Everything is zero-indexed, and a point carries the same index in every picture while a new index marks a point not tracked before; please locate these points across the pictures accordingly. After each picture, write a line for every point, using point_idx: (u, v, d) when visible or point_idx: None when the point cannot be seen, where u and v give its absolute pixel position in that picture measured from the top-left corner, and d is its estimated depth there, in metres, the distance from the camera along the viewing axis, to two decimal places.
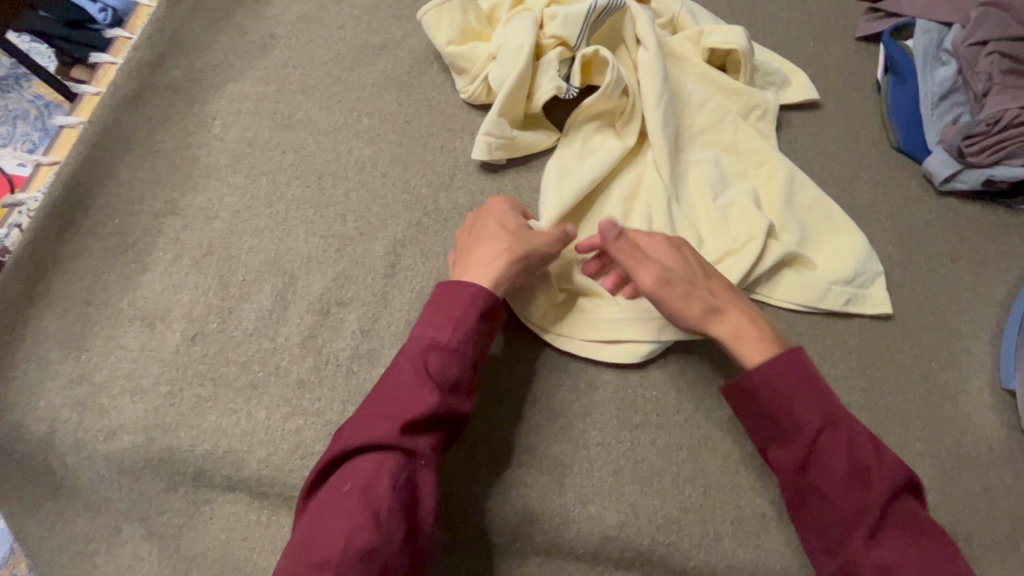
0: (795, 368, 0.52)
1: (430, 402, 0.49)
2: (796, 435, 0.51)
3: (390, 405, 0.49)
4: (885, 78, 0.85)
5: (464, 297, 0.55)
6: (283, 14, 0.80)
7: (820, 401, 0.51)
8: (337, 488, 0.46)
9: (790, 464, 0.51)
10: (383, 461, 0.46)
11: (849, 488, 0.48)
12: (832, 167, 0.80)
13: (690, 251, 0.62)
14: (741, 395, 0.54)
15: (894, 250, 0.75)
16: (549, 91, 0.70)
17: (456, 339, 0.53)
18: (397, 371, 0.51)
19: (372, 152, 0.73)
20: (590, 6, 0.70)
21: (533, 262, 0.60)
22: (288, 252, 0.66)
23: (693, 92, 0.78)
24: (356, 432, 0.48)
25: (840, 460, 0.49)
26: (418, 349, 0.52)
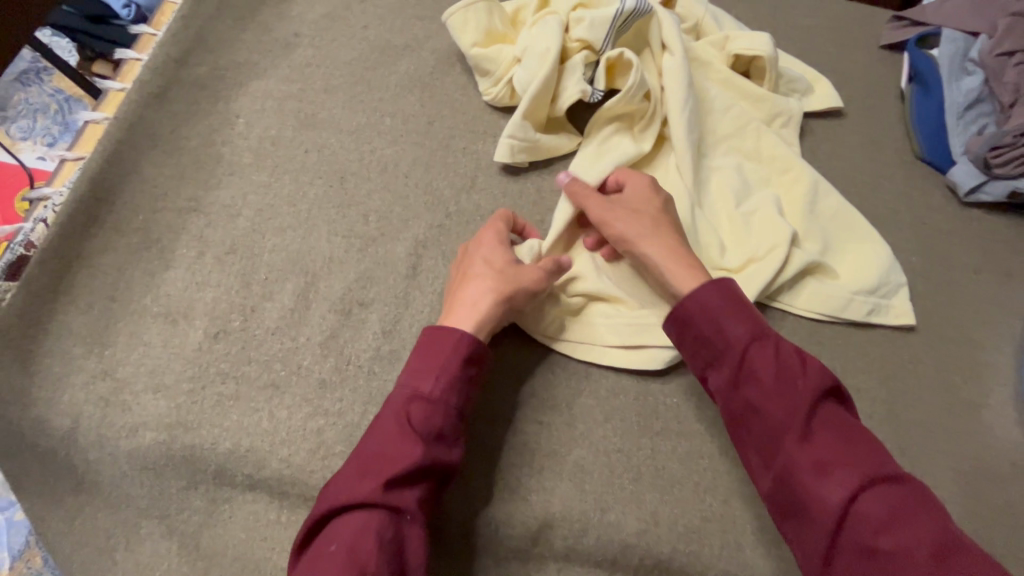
0: (725, 290, 0.58)
1: (413, 456, 0.50)
2: (727, 353, 0.55)
3: (375, 460, 0.50)
4: (909, 87, 0.85)
5: (447, 346, 0.55)
6: (307, 13, 0.80)
7: (748, 320, 0.56)
8: (325, 547, 0.47)
9: (725, 383, 0.55)
10: (369, 518, 0.47)
11: (776, 395, 0.52)
12: (855, 176, 0.80)
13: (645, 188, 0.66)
14: (682, 322, 0.58)
15: (917, 260, 0.75)
16: (574, 94, 0.70)
17: (439, 388, 0.54)
18: (382, 424, 0.52)
19: (394, 152, 0.73)
20: (617, 11, 0.70)
21: (519, 300, 0.60)
22: (310, 251, 0.66)
23: (717, 98, 0.77)
24: (342, 489, 0.49)
25: (768, 370, 0.53)
26: (402, 400, 0.53)
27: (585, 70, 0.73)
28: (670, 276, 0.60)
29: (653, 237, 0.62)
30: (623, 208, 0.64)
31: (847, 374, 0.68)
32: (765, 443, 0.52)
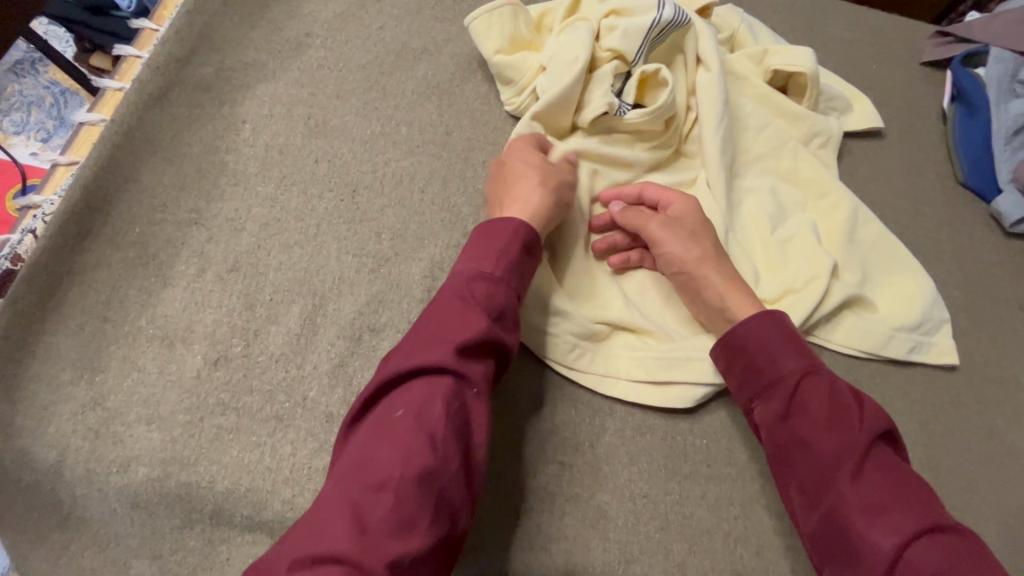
0: (782, 320, 0.54)
1: (479, 330, 0.47)
2: (778, 384, 0.52)
3: (437, 331, 0.47)
4: (952, 107, 0.81)
5: (504, 232, 0.54)
6: (320, 12, 0.75)
7: (803, 351, 0.53)
8: (388, 412, 0.43)
9: (773, 414, 0.51)
10: (437, 383, 0.44)
11: (831, 432, 0.48)
12: (894, 201, 0.76)
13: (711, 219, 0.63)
14: (731, 349, 0.55)
15: (959, 294, 0.71)
16: (599, 107, 0.64)
17: (501, 271, 0.51)
18: (441, 303, 0.49)
19: (410, 164, 0.68)
20: (653, 21, 0.65)
21: (564, 192, 0.60)
22: (319, 271, 0.61)
23: (753, 115, 0.73)
24: (402, 359, 0.46)
25: (823, 406, 0.49)
26: (461, 281, 0.50)
27: (615, 81, 0.67)
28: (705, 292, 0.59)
29: (715, 262, 0.59)
30: (681, 228, 0.61)
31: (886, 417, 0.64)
32: (811, 481, 0.48)
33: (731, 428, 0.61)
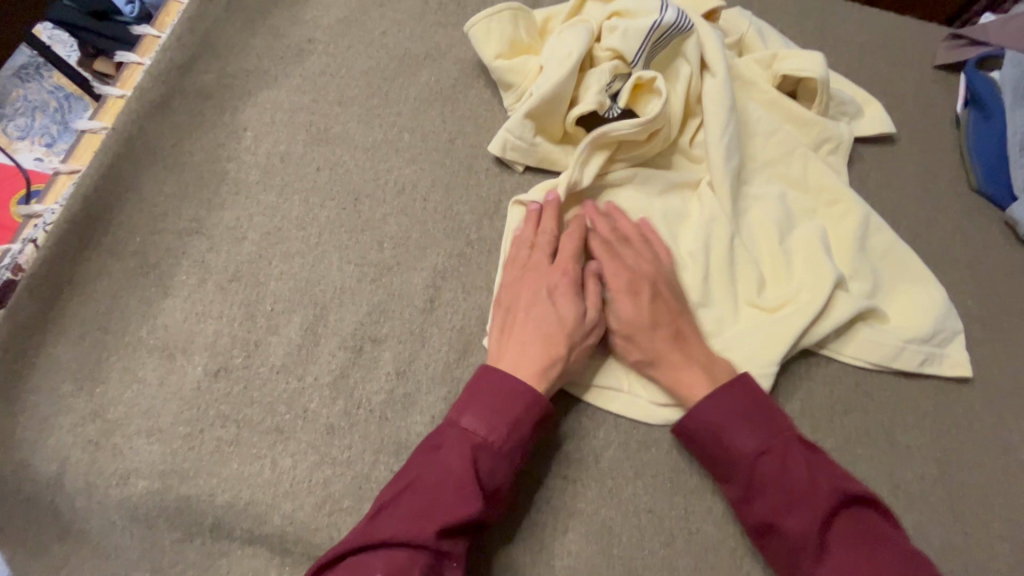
0: (733, 397, 0.54)
1: (474, 509, 0.47)
2: (735, 468, 0.53)
3: (434, 496, 0.47)
4: (965, 111, 0.79)
5: (521, 399, 0.52)
6: (323, 17, 0.75)
7: (755, 428, 0.53)
8: (366, 569, 0.44)
9: (737, 496, 0.53)
10: (417, 562, 0.44)
11: (790, 513, 0.50)
12: (906, 208, 0.74)
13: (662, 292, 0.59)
14: (684, 433, 0.56)
15: (972, 304, 0.69)
16: (590, 105, 0.63)
17: (508, 441, 0.50)
18: (445, 463, 0.48)
19: (413, 172, 0.67)
20: (654, 23, 0.64)
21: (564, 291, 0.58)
22: (320, 281, 0.61)
23: (761, 120, 0.72)
24: (395, 523, 0.46)
25: (778, 486, 0.51)
26: (469, 444, 0.49)
27: (613, 80, 0.66)
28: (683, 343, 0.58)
29: (649, 340, 0.57)
30: (627, 303, 0.58)
31: (897, 431, 0.63)
32: (785, 558, 0.50)
33: None
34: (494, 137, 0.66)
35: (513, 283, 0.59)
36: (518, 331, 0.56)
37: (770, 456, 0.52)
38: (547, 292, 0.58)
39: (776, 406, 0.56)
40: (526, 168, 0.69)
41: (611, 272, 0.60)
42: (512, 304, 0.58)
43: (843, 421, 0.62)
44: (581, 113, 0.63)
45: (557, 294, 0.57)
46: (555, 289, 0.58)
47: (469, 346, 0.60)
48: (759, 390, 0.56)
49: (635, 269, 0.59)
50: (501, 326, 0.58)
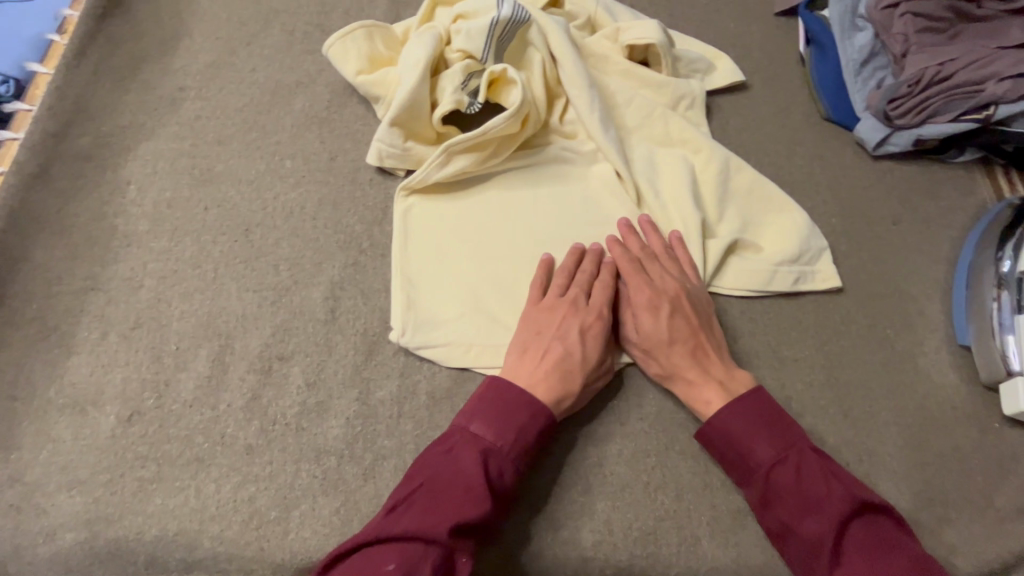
0: (751, 405, 0.57)
1: (484, 509, 0.50)
2: (752, 476, 0.55)
3: (447, 494, 0.50)
4: (807, 50, 0.86)
5: (530, 406, 0.56)
6: (191, 64, 0.77)
7: (770, 438, 0.55)
8: (380, 562, 0.46)
9: (755, 502, 0.55)
10: (432, 555, 0.47)
11: (804, 517, 0.52)
12: (768, 146, 0.80)
13: (677, 321, 0.60)
14: (706, 441, 0.58)
15: (836, 221, 0.76)
16: (448, 105, 0.67)
17: (514, 448, 0.54)
18: (456, 467, 0.52)
19: (298, 195, 0.71)
20: (492, 21, 0.68)
21: (589, 324, 0.61)
22: (222, 313, 0.63)
23: (619, 91, 0.77)
24: (411, 518, 0.49)
25: (793, 493, 0.53)
26: (477, 447, 0.53)
27: (469, 79, 0.69)
28: (682, 380, 0.60)
29: (679, 367, 0.60)
30: (650, 321, 0.60)
31: (783, 347, 0.68)
32: (803, 561, 0.52)
33: (642, 385, 0.64)
34: (370, 148, 0.70)
35: (540, 314, 0.62)
36: (532, 356, 0.59)
37: (785, 463, 0.54)
38: (578, 331, 0.60)
39: (792, 418, 0.58)
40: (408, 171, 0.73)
41: (637, 290, 0.62)
42: (538, 332, 0.61)
43: (734, 348, 0.68)
44: (441, 115, 0.67)
45: (588, 335, 0.60)
46: (586, 329, 0.61)
47: (374, 347, 0.63)
48: (774, 402, 0.58)
49: (658, 286, 0.62)
50: (521, 348, 0.60)
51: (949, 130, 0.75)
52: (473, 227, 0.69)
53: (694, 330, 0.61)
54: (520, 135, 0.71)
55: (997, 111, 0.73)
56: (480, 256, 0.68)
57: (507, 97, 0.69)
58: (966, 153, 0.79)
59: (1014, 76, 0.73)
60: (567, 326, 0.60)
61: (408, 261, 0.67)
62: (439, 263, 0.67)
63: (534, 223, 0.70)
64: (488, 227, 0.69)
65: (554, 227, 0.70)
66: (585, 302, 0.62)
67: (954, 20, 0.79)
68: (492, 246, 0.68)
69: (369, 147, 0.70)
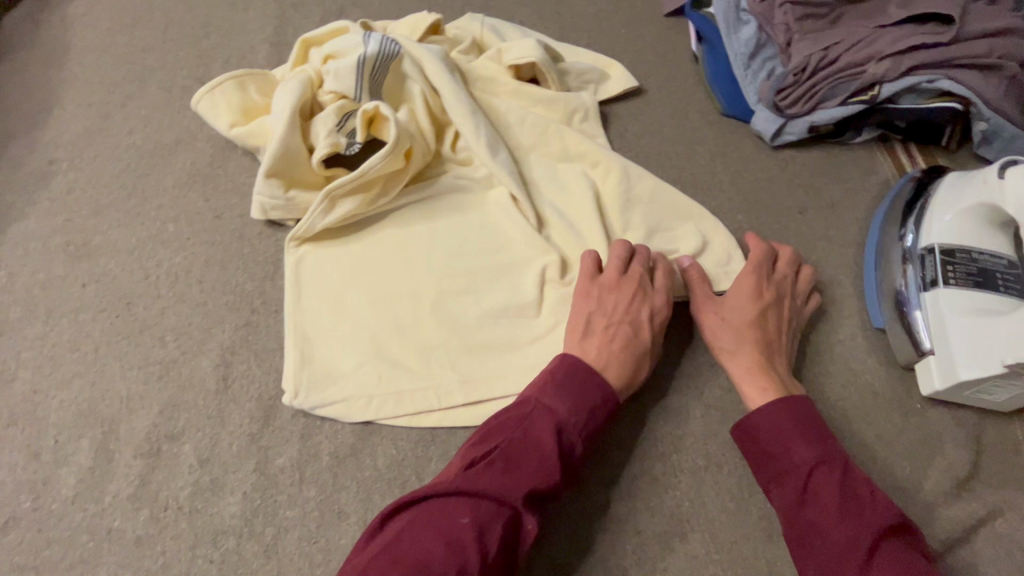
0: (801, 407, 0.57)
1: (552, 480, 0.50)
2: (790, 475, 0.54)
3: (522, 460, 0.50)
4: (699, 48, 0.85)
5: (603, 387, 0.55)
6: (62, 135, 0.74)
7: (814, 442, 0.54)
8: (454, 514, 0.46)
9: (788, 502, 0.53)
10: (503, 515, 0.47)
11: (844, 516, 0.49)
12: (668, 149, 0.79)
13: (764, 313, 0.63)
14: (748, 434, 0.57)
15: (743, 217, 0.75)
16: (324, 149, 0.65)
17: (585, 425, 0.53)
18: (531, 435, 0.51)
19: (183, 259, 0.67)
20: (359, 57, 0.67)
21: (661, 309, 0.62)
22: (104, 396, 0.60)
23: (509, 111, 0.75)
24: (488, 477, 0.48)
25: (833, 493, 0.51)
26: (552, 419, 0.52)
27: (343, 119, 0.67)
28: (740, 357, 0.61)
29: (745, 348, 0.61)
30: (744, 305, 0.63)
31: (699, 353, 0.66)
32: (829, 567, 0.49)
33: None
34: (252, 202, 0.67)
35: (614, 292, 0.62)
36: (599, 336, 0.59)
37: (828, 467, 0.53)
38: (649, 314, 0.61)
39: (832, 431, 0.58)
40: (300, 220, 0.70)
41: (742, 280, 0.64)
42: (609, 310, 0.61)
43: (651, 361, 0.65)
44: (318, 159, 0.65)
45: (656, 321, 0.61)
46: (655, 314, 0.61)
47: (271, 412, 0.60)
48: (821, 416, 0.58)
49: (763, 278, 0.65)
50: (587, 322, 0.60)
51: (840, 114, 0.75)
52: (371, 270, 0.67)
53: (774, 318, 0.63)
54: (408, 172, 0.69)
55: (882, 90, 0.74)
56: (381, 298, 0.65)
57: (384, 134, 0.67)
58: (863, 132, 0.79)
59: (894, 53, 0.74)
60: (638, 309, 0.61)
61: (304, 315, 0.64)
62: (335, 312, 0.64)
63: (435, 258, 0.68)
64: (387, 268, 0.67)
65: (455, 259, 0.68)
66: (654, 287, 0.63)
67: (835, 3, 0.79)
68: (392, 287, 0.66)
69: (252, 201, 0.68)
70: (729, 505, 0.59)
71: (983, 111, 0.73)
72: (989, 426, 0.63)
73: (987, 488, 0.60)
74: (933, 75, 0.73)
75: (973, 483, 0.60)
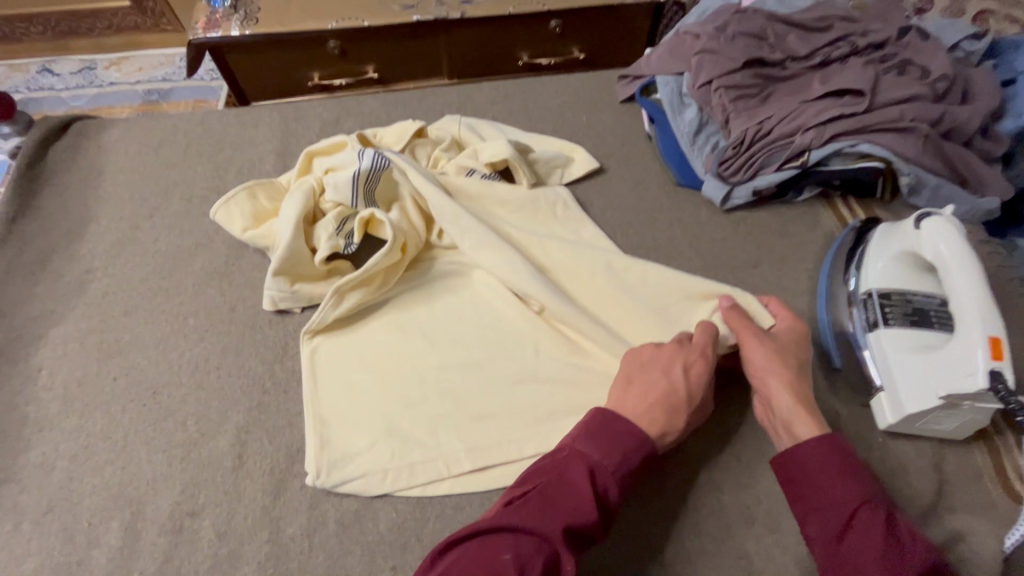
0: (842, 446, 0.59)
1: (589, 519, 0.52)
2: (832, 509, 0.56)
3: (559, 500, 0.52)
4: (652, 128, 0.97)
5: (636, 435, 0.57)
6: (98, 247, 0.85)
7: (858, 479, 0.57)
8: (496, 551, 0.48)
9: (828, 535, 0.55)
10: (543, 553, 0.49)
11: (886, 552, 0.52)
12: (631, 218, 0.89)
13: (796, 361, 0.66)
14: (792, 467, 0.60)
15: (703, 274, 0.83)
16: (326, 251, 0.75)
17: (619, 469, 0.55)
18: (566, 478, 0.54)
19: (202, 349, 0.76)
20: (354, 172, 0.77)
21: (697, 362, 0.64)
22: (132, 479, 0.66)
23: (487, 196, 0.86)
24: (526, 515, 0.51)
25: (875, 530, 0.53)
26: (586, 462, 0.55)
27: (343, 223, 0.78)
28: (790, 398, 0.63)
29: (792, 391, 0.63)
30: (784, 354, 0.66)
31: None
32: None
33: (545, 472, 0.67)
34: (264, 295, 0.77)
35: (649, 351, 0.65)
36: (637, 388, 0.62)
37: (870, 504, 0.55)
38: (682, 368, 0.63)
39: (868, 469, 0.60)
40: (305, 308, 0.78)
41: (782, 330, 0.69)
42: (645, 366, 0.63)
43: None
44: (320, 259, 0.76)
45: (692, 373, 0.63)
46: (690, 367, 0.63)
47: (282, 484, 0.66)
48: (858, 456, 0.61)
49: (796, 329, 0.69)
50: (626, 379, 0.63)
51: (778, 179, 0.84)
52: (380, 352, 0.75)
53: (802, 359, 0.67)
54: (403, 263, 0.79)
55: (811, 156, 0.84)
56: (390, 378, 0.72)
57: (381, 234, 0.78)
58: (804, 192, 0.89)
59: (818, 124, 0.84)
60: (673, 363, 0.63)
61: (322, 399, 0.71)
62: (350, 396, 0.71)
63: (435, 339, 0.75)
64: (395, 350, 0.75)
65: (453, 337, 0.76)
66: (691, 342, 0.66)
67: (765, 84, 0.92)
68: (397, 367, 0.73)
69: (264, 295, 0.77)
70: (710, 548, 0.62)
71: (904, 167, 0.82)
72: (949, 454, 0.67)
73: (957, 514, 0.62)
74: (853, 140, 0.83)
75: (943, 510, 0.63)
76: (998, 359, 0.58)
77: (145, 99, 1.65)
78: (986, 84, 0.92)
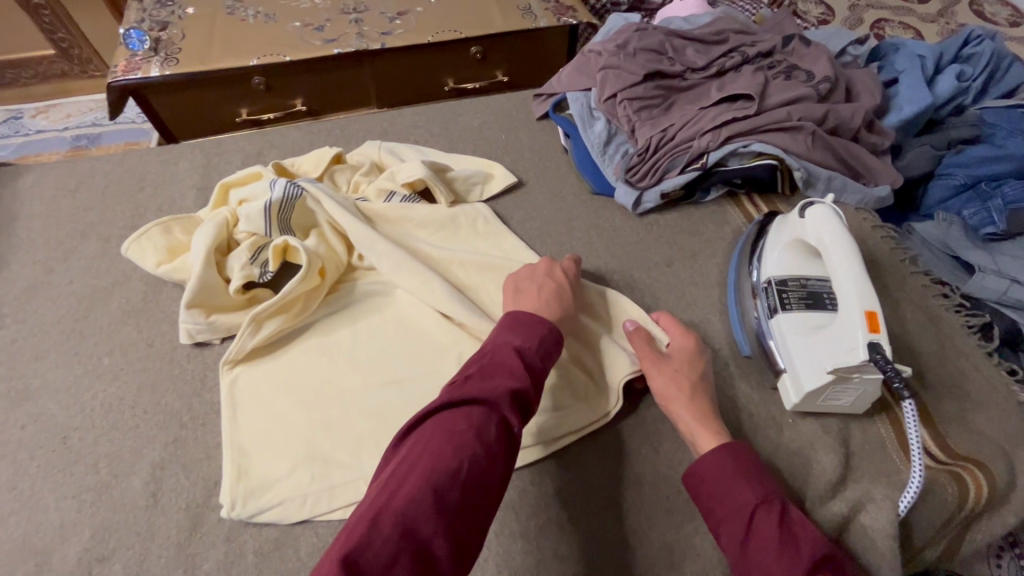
0: (740, 452, 0.60)
1: (527, 385, 0.54)
2: (734, 515, 0.56)
3: (497, 375, 0.54)
4: (567, 142, 1.01)
5: (544, 324, 0.62)
6: (8, 293, 0.83)
7: (754, 483, 0.57)
8: (451, 423, 0.48)
9: (733, 543, 0.55)
10: (495, 416, 0.50)
11: (783, 552, 0.51)
12: (548, 228, 0.92)
13: (694, 372, 0.69)
14: (696, 479, 0.60)
15: (619, 276, 0.86)
16: (239, 280, 0.75)
17: (540, 349, 0.59)
18: (497, 360, 0.56)
19: (117, 388, 0.74)
20: (266, 203, 0.78)
21: (568, 270, 0.76)
22: (38, 529, 0.63)
23: (405, 214, 0.87)
24: (471, 389, 0.51)
25: (771, 531, 0.53)
26: (510, 347, 0.57)
27: (257, 253, 0.79)
28: (688, 411, 0.65)
29: (688, 400, 0.66)
30: (680, 366, 0.69)
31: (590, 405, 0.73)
32: None
33: None
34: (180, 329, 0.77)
35: (526, 268, 0.75)
36: (527, 292, 0.70)
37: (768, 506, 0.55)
38: (560, 270, 0.75)
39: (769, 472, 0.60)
40: (226, 339, 0.78)
41: (679, 342, 0.72)
42: (530, 279, 0.73)
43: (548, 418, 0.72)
44: (234, 288, 0.75)
45: (568, 275, 0.75)
46: (567, 271, 0.76)
47: (199, 519, 0.64)
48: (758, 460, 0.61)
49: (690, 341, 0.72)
50: (516, 290, 0.71)
51: (680, 180, 0.89)
52: (301, 378, 0.74)
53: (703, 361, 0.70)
54: (325, 287, 0.80)
55: (709, 158, 0.89)
56: (312, 401, 0.72)
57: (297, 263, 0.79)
58: (711, 192, 0.93)
59: (712, 128, 0.90)
60: (552, 273, 0.74)
61: (241, 428, 0.70)
62: (270, 422, 0.70)
63: (357, 359, 0.76)
64: (316, 374, 0.74)
65: (376, 355, 0.76)
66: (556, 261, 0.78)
67: (666, 94, 0.97)
68: (319, 389, 0.73)
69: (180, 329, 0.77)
70: (630, 541, 0.63)
71: (794, 163, 0.87)
72: (853, 427, 0.70)
73: (861, 484, 0.65)
74: (745, 142, 0.89)
75: (849, 482, 0.66)
76: (875, 331, 0.63)
77: (74, 145, 1.63)
78: (867, 84, 0.99)
